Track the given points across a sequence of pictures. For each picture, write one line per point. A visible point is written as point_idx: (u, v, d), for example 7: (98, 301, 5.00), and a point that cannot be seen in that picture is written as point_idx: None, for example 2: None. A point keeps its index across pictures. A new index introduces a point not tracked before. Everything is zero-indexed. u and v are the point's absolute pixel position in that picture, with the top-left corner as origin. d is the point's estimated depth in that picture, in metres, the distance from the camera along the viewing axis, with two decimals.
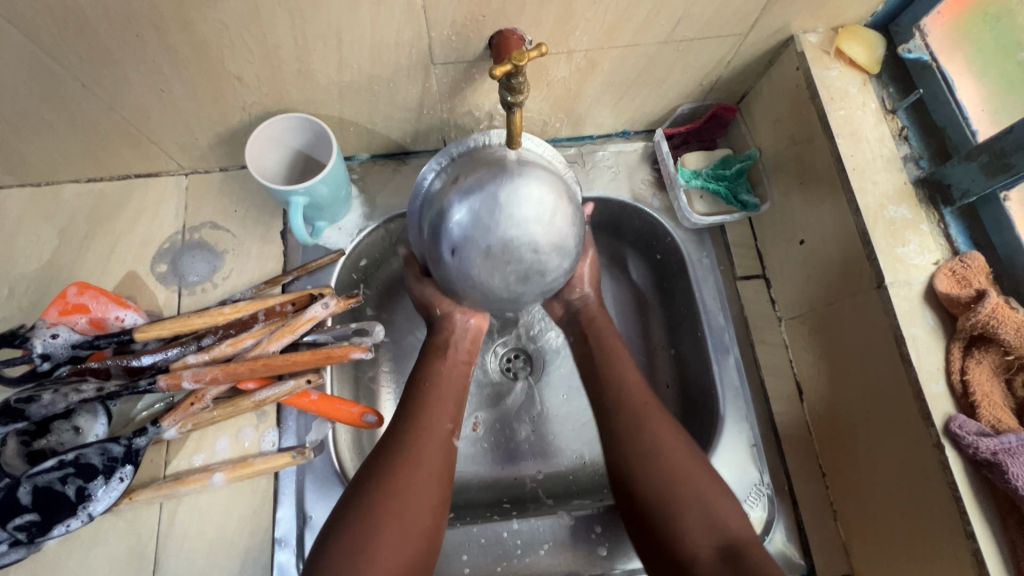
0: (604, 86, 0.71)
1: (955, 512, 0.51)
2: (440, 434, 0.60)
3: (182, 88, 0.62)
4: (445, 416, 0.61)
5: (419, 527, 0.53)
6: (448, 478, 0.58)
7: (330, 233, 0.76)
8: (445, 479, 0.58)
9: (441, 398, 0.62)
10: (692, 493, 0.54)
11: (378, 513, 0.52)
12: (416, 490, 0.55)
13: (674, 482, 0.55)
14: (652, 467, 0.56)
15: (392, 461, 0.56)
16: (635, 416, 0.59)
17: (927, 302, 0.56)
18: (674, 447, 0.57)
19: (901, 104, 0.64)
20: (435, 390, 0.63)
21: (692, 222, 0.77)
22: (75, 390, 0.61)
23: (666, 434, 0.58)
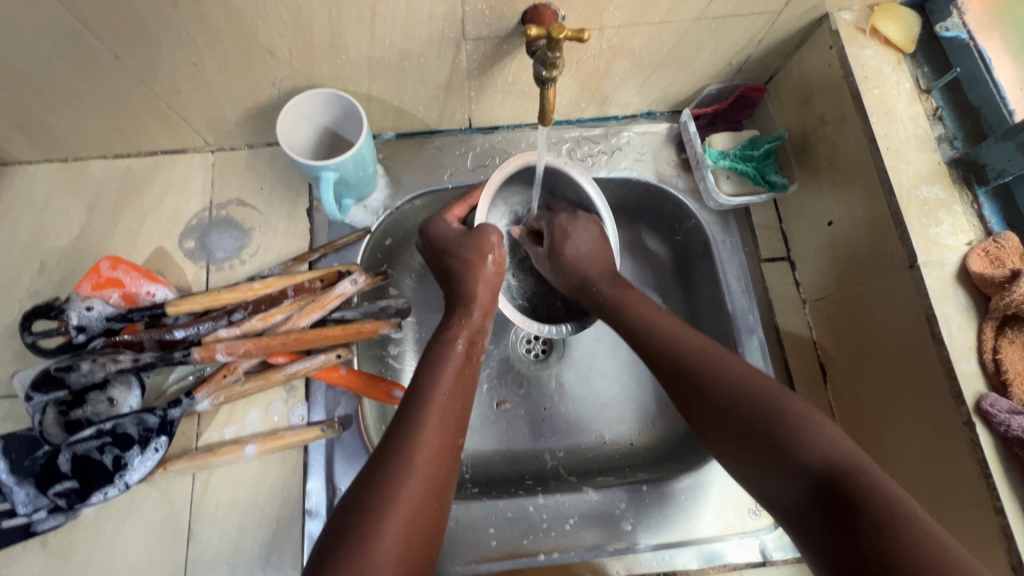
0: (633, 65, 0.71)
1: (985, 488, 0.51)
2: (445, 439, 0.53)
3: (214, 61, 0.62)
4: (454, 421, 0.55)
5: (417, 534, 0.48)
6: (449, 485, 0.52)
7: (356, 210, 0.76)
8: (446, 488, 0.52)
9: (452, 401, 0.56)
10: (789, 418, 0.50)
11: (374, 525, 0.46)
12: (416, 498, 0.49)
13: (767, 398, 0.52)
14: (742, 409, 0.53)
15: (394, 465, 0.50)
16: (713, 370, 0.56)
17: (960, 282, 0.56)
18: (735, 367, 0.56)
19: (936, 84, 0.64)
20: (441, 393, 0.56)
21: (718, 203, 0.77)
22: (112, 360, 0.62)
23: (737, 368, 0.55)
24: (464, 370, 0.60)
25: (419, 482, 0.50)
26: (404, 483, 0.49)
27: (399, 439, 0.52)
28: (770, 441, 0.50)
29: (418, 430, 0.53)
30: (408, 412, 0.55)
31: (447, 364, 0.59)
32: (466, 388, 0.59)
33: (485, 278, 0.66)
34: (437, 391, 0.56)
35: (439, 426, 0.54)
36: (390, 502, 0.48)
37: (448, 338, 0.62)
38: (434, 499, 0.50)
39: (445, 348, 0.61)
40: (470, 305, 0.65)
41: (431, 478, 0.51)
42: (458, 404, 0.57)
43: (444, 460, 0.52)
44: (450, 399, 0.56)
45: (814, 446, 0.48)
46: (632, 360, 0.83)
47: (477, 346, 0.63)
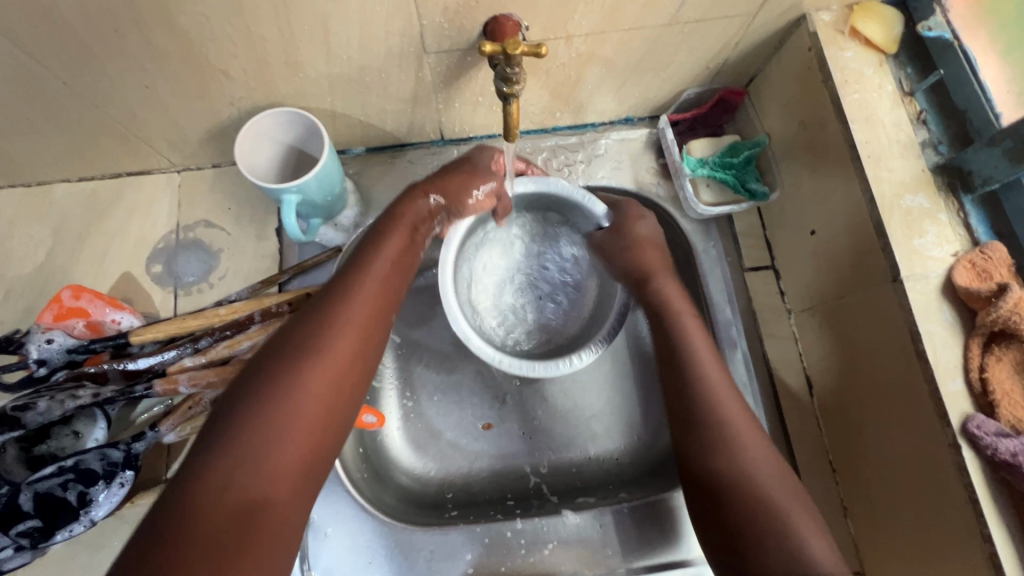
0: (604, 72, 0.68)
1: (971, 514, 0.49)
2: (379, 303, 0.52)
3: (167, 84, 0.60)
4: (386, 297, 0.53)
5: (330, 399, 0.45)
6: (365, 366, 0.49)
7: (326, 230, 0.73)
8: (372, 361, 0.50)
9: (385, 272, 0.54)
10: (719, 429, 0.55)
11: (295, 376, 0.44)
12: (322, 382, 0.45)
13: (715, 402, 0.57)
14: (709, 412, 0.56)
15: (324, 316, 0.48)
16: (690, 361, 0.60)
17: (946, 296, 0.54)
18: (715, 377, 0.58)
19: (920, 86, 0.61)
20: (353, 296, 0.50)
21: (699, 213, 0.74)
22: (72, 397, 0.60)
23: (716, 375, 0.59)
24: (406, 249, 0.57)
25: (345, 340, 0.48)
26: (330, 336, 0.47)
27: (303, 325, 0.48)
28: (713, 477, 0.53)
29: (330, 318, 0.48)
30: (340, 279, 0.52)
31: (386, 239, 0.56)
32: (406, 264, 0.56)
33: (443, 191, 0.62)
34: (376, 260, 0.54)
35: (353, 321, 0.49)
36: (286, 377, 0.44)
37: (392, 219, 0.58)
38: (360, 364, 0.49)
39: (390, 221, 0.58)
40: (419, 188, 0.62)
41: (360, 332, 0.49)
42: (373, 306, 0.51)
43: (373, 339, 0.50)
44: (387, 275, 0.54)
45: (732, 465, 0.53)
46: (618, 372, 0.81)
47: (422, 231, 0.60)
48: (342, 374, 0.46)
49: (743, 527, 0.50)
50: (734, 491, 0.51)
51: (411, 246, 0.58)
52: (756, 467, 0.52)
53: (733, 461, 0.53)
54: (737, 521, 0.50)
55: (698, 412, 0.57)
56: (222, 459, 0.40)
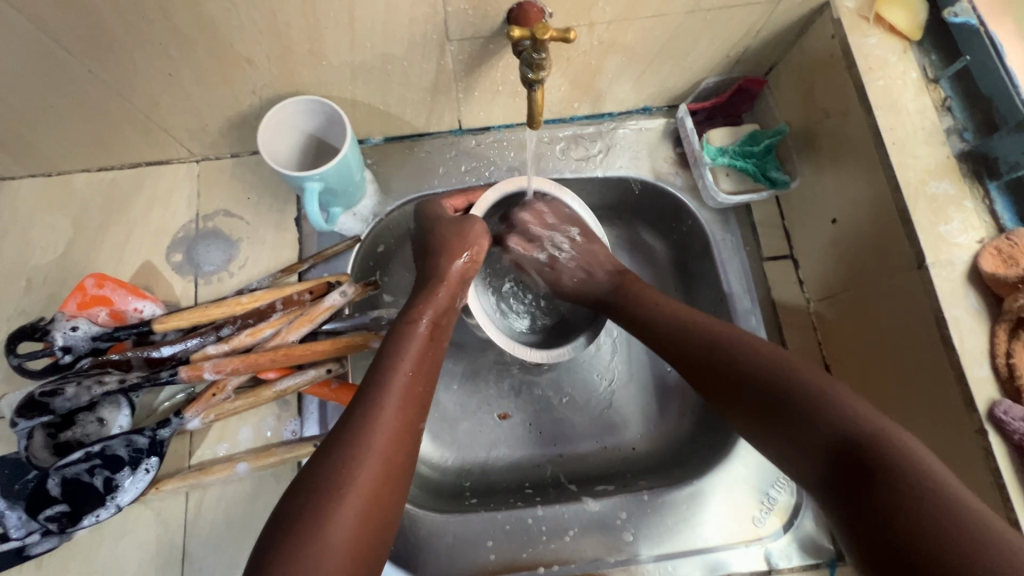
0: (625, 61, 0.68)
1: (998, 499, 0.49)
2: (405, 415, 0.52)
3: (191, 72, 0.60)
4: (413, 405, 0.53)
5: (368, 519, 0.46)
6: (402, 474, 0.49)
7: (345, 218, 0.73)
8: (404, 479, 0.50)
9: (409, 378, 0.54)
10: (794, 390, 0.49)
11: (325, 511, 0.44)
12: (363, 495, 0.46)
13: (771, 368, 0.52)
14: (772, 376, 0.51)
15: (351, 441, 0.48)
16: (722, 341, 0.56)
17: (971, 282, 0.54)
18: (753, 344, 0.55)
19: (944, 73, 0.61)
20: (387, 406, 0.51)
21: (718, 202, 0.74)
22: (97, 383, 0.60)
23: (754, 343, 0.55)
24: (428, 351, 0.58)
25: (381, 451, 0.48)
26: (357, 460, 0.47)
27: (340, 440, 0.48)
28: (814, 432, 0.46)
29: (367, 428, 0.49)
30: (365, 392, 0.52)
31: (405, 343, 0.57)
32: (428, 368, 0.57)
33: (457, 267, 0.65)
34: (398, 368, 0.54)
35: (387, 431, 0.50)
36: (329, 500, 0.45)
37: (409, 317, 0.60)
38: (391, 484, 0.48)
39: (408, 327, 0.59)
40: (438, 284, 0.64)
41: (387, 454, 0.49)
42: (406, 414, 0.52)
43: (403, 454, 0.50)
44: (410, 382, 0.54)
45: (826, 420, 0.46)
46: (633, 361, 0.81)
47: (442, 328, 0.61)
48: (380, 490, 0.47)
49: (906, 486, 0.40)
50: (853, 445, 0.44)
51: (432, 346, 0.59)
52: (854, 414, 0.46)
53: (830, 413, 0.46)
54: (906, 534, 0.38)
55: (764, 382, 0.51)
56: None
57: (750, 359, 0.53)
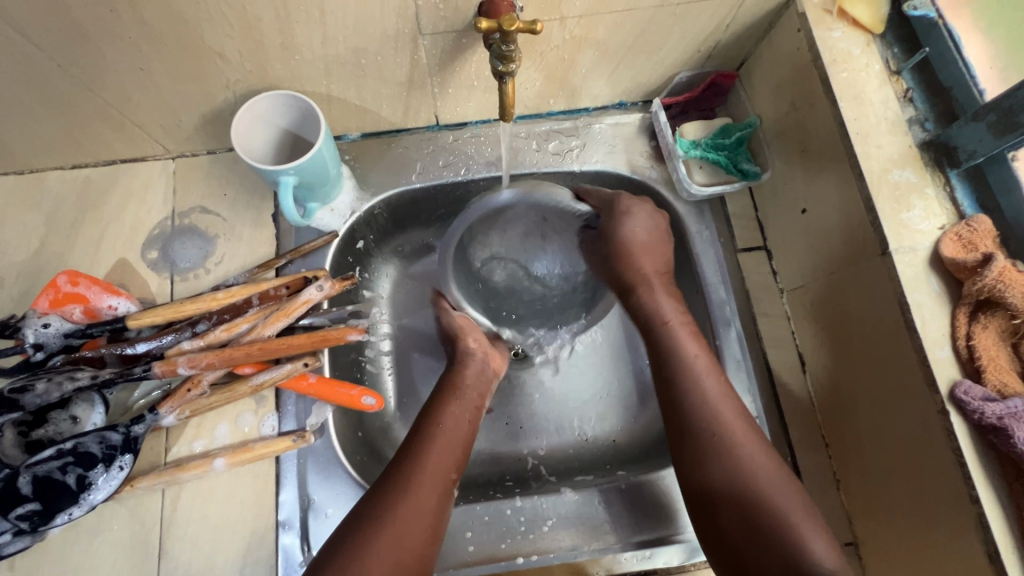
0: (597, 55, 0.69)
1: (960, 476, 0.50)
2: (446, 469, 0.58)
3: (162, 66, 0.60)
4: (450, 457, 0.59)
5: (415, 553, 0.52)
6: (444, 514, 0.56)
7: (323, 214, 0.74)
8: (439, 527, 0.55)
9: (446, 438, 0.60)
10: (729, 433, 0.57)
11: (377, 540, 0.51)
12: (414, 525, 0.53)
13: (717, 421, 0.58)
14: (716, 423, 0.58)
15: (400, 479, 0.55)
16: (700, 386, 0.60)
17: (933, 267, 0.55)
18: (721, 402, 0.59)
19: (906, 65, 0.62)
20: (437, 444, 0.59)
21: (691, 194, 0.76)
22: (69, 379, 0.60)
23: (721, 391, 0.60)
24: (464, 414, 0.64)
25: (428, 489, 0.56)
26: (407, 495, 0.54)
27: (392, 477, 0.56)
28: (712, 483, 0.56)
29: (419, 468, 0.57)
30: (409, 452, 0.58)
31: (444, 406, 0.64)
32: (462, 430, 0.62)
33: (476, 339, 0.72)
34: (439, 427, 0.61)
35: (436, 471, 0.57)
36: (386, 530, 0.52)
37: (451, 382, 0.67)
38: (432, 526, 0.54)
39: (449, 391, 0.66)
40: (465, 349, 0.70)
41: (433, 496, 0.56)
42: (454, 448, 0.60)
43: (438, 511, 0.55)
44: (449, 437, 0.61)
45: (734, 470, 0.56)
46: (611, 359, 0.82)
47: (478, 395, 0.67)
48: (426, 527, 0.54)
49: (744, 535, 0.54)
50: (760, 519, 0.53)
51: (467, 413, 0.64)
52: (749, 469, 0.56)
53: (727, 467, 0.56)
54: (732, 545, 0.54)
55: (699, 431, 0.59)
56: None
57: (770, 497, 0.54)
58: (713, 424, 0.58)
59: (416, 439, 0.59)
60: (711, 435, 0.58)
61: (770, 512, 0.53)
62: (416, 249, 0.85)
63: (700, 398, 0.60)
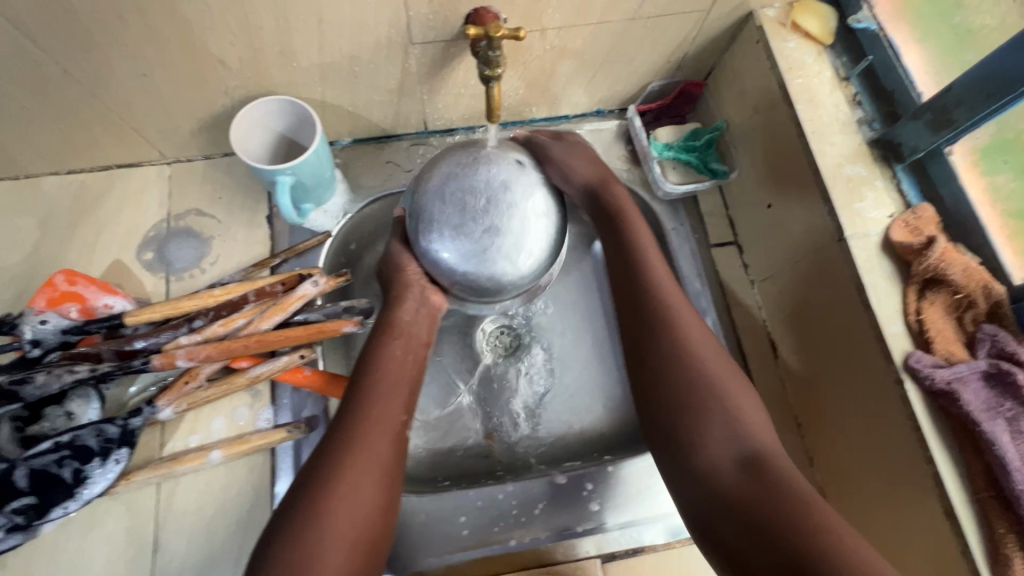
0: (576, 64, 0.74)
1: (915, 439, 0.55)
2: (394, 411, 0.57)
3: (165, 73, 0.63)
4: (396, 404, 0.58)
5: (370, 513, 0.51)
6: (401, 461, 0.56)
7: (316, 215, 0.77)
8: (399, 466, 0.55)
9: (389, 379, 0.59)
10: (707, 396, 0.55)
11: (321, 503, 0.49)
12: (365, 482, 0.52)
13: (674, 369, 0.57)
14: (682, 359, 0.57)
15: (341, 436, 0.54)
16: (676, 350, 0.57)
17: (884, 251, 0.60)
18: (713, 357, 0.57)
19: (854, 72, 0.68)
20: (382, 383, 0.58)
21: (666, 193, 0.80)
22: (69, 371, 0.62)
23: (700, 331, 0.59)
24: (407, 352, 0.63)
25: (376, 439, 0.54)
26: (351, 448, 0.53)
27: (334, 433, 0.54)
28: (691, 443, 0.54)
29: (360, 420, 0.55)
30: (351, 401, 0.57)
31: (382, 348, 0.61)
32: (409, 367, 0.62)
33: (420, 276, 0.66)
34: (378, 368, 0.59)
35: (379, 418, 0.56)
36: (332, 488, 0.50)
37: (386, 321, 0.64)
38: (383, 475, 0.53)
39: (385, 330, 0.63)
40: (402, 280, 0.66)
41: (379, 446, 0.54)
42: (399, 387, 0.59)
43: (392, 451, 0.55)
44: (389, 376, 0.59)
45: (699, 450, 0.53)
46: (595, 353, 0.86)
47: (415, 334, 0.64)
48: (382, 480, 0.53)
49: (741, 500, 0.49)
50: (772, 466, 0.51)
51: (410, 352, 0.63)
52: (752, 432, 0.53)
53: (732, 433, 0.53)
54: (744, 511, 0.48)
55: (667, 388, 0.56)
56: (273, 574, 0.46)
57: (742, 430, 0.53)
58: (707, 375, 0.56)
59: (360, 385, 0.58)
60: (683, 396, 0.55)
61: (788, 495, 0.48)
62: None
63: (668, 330, 0.59)
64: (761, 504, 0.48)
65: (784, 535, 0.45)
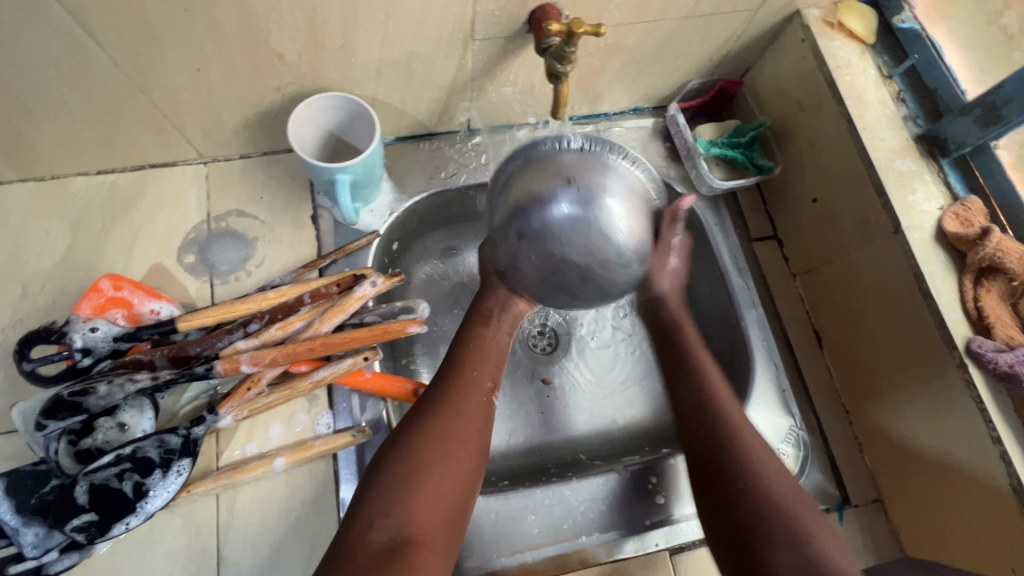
0: (625, 62, 0.75)
1: (981, 421, 0.57)
2: (482, 387, 0.62)
3: (220, 68, 0.60)
4: (486, 380, 0.63)
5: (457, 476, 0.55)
6: (485, 434, 0.60)
7: (364, 213, 0.77)
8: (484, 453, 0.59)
9: (479, 357, 0.65)
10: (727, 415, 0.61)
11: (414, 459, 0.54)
12: (455, 447, 0.56)
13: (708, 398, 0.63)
14: (697, 385, 0.64)
15: (436, 401, 0.59)
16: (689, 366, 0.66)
17: (938, 242, 0.63)
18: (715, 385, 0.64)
19: (897, 70, 0.71)
20: (467, 359, 0.64)
21: (711, 189, 0.82)
22: (130, 380, 0.59)
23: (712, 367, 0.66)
24: (498, 336, 0.68)
25: (465, 409, 0.59)
26: (446, 414, 0.58)
27: (427, 400, 0.60)
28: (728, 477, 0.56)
29: (452, 391, 0.60)
30: (449, 373, 0.62)
31: (477, 330, 0.67)
32: (496, 354, 0.66)
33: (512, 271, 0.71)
34: (470, 349, 0.65)
35: (472, 390, 0.61)
36: (428, 443, 0.55)
37: (481, 307, 0.69)
38: (472, 443, 0.58)
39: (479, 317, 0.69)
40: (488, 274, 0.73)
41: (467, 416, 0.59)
42: (484, 364, 0.64)
43: (480, 422, 0.60)
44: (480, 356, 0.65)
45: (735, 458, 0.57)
46: (634, 348, 0.87)
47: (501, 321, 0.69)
48: (466, 445, 0.57)
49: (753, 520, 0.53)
50: (767, 485, 0.55)
51: (498, 335, 0.68)
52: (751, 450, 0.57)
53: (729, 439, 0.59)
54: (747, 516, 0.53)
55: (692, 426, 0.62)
56: (374, 504, 0.52)
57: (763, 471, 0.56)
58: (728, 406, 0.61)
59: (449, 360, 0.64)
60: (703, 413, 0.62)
61: (768, 504, 0.53)
62: (442, 251, 0.87)
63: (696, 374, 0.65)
64: (755, 514, 0.53)
65: (771, 534, 0.51)
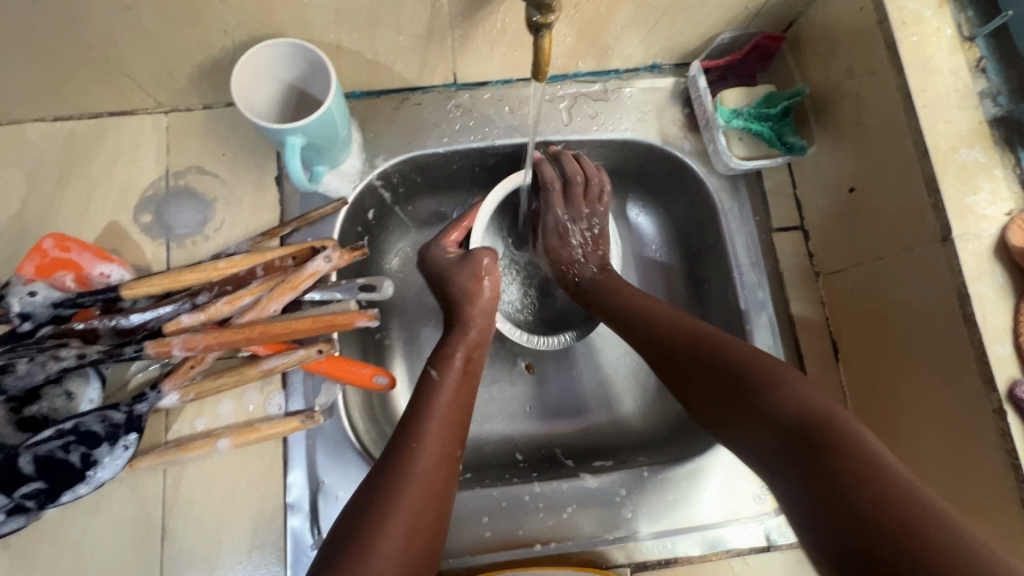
0: (637, 11, 0.62)
1: (1012, 479, 0.48)
2: (449, 444, 0.53)
3: (151, 6, 0.53)
4: (454, 434, 0.54)
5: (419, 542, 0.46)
6: (450, 493, 0.51)
7: (331, 178, 0.68)
8: (446, 503, 0.50)
9: (450, 411, 0.55)
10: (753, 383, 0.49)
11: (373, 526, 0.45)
12: (415, 509, 0.47)
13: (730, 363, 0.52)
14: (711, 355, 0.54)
15: (395, 461, 0.50)
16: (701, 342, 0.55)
17: (997, 257, 0.51)
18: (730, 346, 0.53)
19: (980, 31, 0.56)
20: (436, 413, 0.54)
21: (728, 167, 0.70)
22: (54, 359, 0.56)
23: (724, 345, 0.54)
24: (463, 388, 0.59)
25: (433, 470, 0.50)
26: (411, 473, 0.49)
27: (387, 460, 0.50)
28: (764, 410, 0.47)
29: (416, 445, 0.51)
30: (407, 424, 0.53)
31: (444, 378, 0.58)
32: (467, 402, 0.58)
33: (483, 305, 0.65)
34: (436, 399, 0.56)
35: (437, 441, 0.52)
36: (389, 510, 0.46)
37: (447, 352, 0.61)
38: (434, 506, 0.49)
39: (444, 360, 0.60)
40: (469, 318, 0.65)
41: (433, 478, 0.50)
42: (456, 419, 0.55)
43: (447, 486, 0.50)
44: (449, 409, 0.55)
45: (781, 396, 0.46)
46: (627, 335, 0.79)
47: (472, 366, 0.61)
48: (434, 512, 0.48)
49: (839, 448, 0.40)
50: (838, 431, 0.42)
51: (468, 382, 0.60)
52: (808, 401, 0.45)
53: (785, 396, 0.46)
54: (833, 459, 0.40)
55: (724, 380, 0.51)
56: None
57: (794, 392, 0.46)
58: (776, 377, 0.48)
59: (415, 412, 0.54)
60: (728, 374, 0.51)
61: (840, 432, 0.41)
62: (428, 217, 0.81)
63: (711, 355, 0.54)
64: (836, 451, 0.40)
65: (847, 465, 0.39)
